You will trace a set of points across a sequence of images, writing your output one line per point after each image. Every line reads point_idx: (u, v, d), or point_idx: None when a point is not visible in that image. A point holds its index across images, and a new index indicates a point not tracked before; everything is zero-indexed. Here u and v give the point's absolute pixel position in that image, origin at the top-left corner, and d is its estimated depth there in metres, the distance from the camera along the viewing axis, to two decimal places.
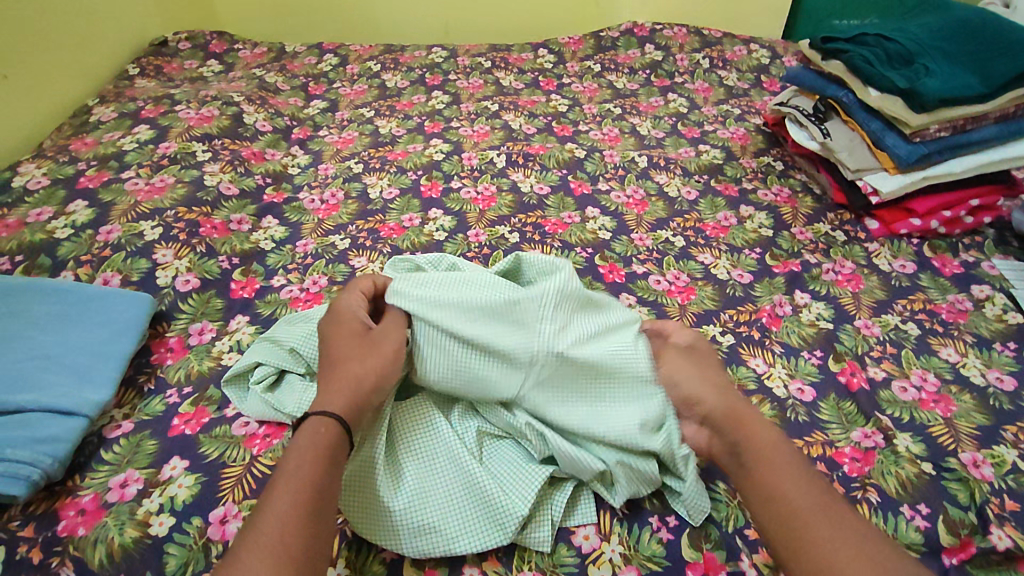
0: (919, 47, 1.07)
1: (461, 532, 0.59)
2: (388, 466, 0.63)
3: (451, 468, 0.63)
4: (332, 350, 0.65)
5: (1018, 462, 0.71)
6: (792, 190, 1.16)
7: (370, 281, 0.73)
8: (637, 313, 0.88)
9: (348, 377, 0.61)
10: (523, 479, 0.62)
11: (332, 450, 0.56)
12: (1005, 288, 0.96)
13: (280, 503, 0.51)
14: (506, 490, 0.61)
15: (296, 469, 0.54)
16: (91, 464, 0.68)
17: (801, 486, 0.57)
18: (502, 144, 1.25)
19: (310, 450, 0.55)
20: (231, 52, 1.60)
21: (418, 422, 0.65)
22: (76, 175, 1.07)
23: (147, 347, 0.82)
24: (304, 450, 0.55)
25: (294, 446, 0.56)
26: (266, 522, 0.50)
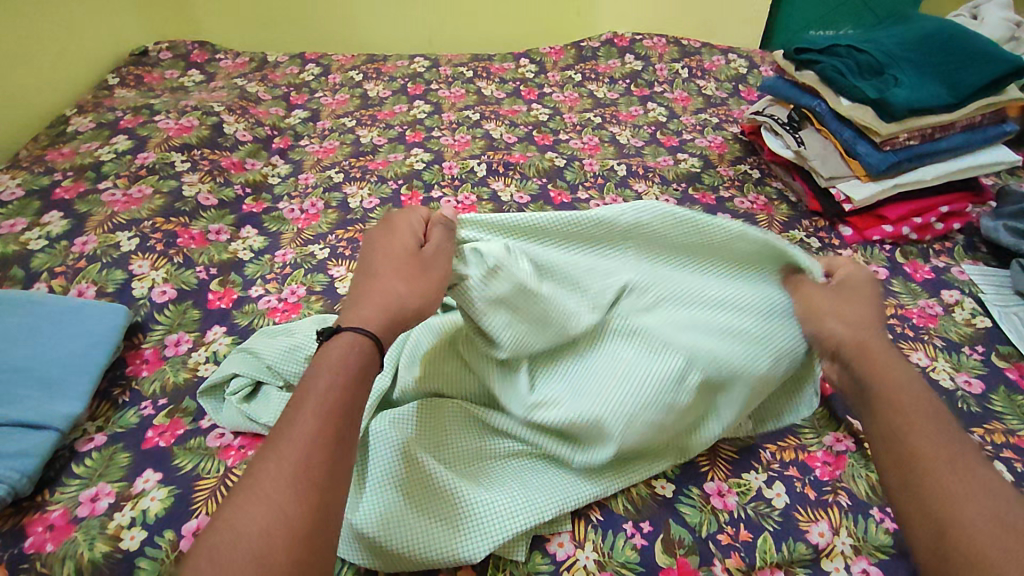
0: (889, 59, 1.10)
1: (445, 547, 0.58)
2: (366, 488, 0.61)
3: (428, 490, 0.60)
4: (381, 263, 0.61)
5: (985, 463, 0.72)
6: (768, 198, 1.18)
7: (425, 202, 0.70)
8: None
9: (390, 295, 0.58)
10: (507, 503, 0.60)
11: (362, 374, 0.52)
12: (974, 293, 0.98)
13: (306, 422, 0.47)
14: (495, 506, 0.60)
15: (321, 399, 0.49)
16: (62, 478, 0.67)
17: (921, 433, 0.53)
18: (482, 154, 1.26)
19: (339, 370, 0.51)
20: (212, 61, 1.59)
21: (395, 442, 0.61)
22: (52, 185, 1.06)
23: (121, 359, 0.81)
24: (330, 368, 0.51)
25: (320, 365, 0.52)
26: (289, 439, 0.46)
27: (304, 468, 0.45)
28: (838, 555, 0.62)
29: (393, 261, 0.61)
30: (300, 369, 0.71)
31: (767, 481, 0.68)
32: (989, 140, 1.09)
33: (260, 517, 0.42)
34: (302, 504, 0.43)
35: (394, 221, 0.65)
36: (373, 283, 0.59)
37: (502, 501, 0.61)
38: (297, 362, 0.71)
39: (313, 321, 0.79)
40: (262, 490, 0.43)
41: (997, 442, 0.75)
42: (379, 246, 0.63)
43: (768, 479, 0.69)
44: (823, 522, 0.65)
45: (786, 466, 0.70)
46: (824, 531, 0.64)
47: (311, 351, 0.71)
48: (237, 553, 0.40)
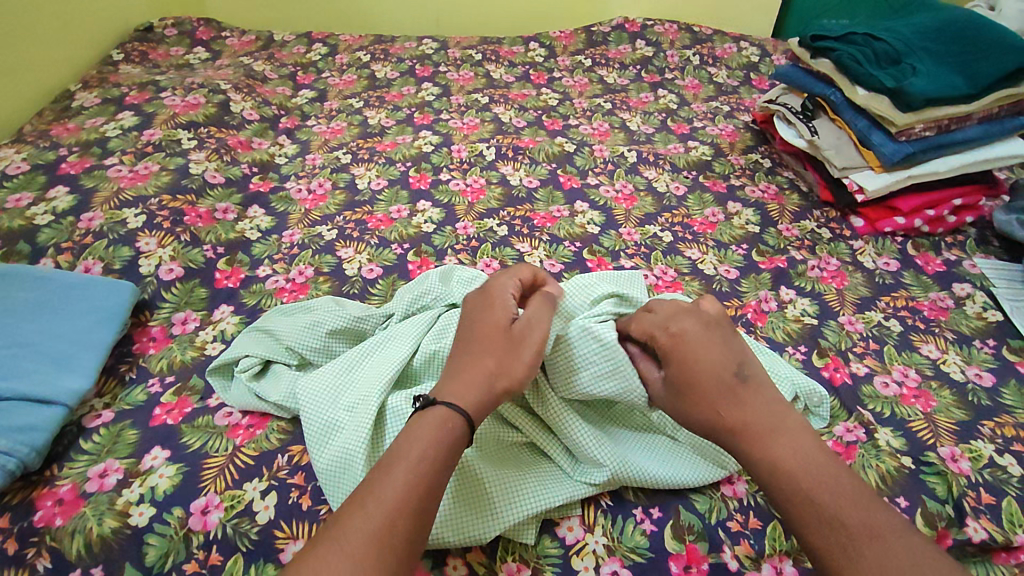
0: (907, 47, 1.08)
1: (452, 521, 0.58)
2: None
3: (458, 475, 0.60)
4: (480, 332, 0.61)
5: (995, 457, 0.72)
6: (779, 188, 1.17)
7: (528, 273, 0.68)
8: None
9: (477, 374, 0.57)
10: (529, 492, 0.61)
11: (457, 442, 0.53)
12: (985, 286, 0.98)
13: (398, 478, 0.49)
14: (510, 490, 0.60)
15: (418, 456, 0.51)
16: (69, 453, 0.67)
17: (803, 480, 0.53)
18: (491, 137, 1.25)
19: (435, 435, 0.53)
20: (218, 39, 1.57)
21: None
22: (58, 160, 1.05)
23: (128, 336, 0.81)
24: (423, 426, 0.53)
25: (418, 427, 0.53)
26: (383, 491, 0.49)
27: (391, 526, 0.47)
28: None
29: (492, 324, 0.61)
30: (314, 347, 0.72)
31: None
32: (1006, 133, 1.08)
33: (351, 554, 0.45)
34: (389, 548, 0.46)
35: (497, 286, 0.65)
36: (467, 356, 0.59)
37: (515, 487, 0.61)
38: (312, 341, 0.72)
39: (329, 301, 0.79)
40: (355, 530, 0.46)
41: (1008, 436, 0.75)
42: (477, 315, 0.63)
43: None
44: None
45: None
46: None
47: (330, 329, 0.73)
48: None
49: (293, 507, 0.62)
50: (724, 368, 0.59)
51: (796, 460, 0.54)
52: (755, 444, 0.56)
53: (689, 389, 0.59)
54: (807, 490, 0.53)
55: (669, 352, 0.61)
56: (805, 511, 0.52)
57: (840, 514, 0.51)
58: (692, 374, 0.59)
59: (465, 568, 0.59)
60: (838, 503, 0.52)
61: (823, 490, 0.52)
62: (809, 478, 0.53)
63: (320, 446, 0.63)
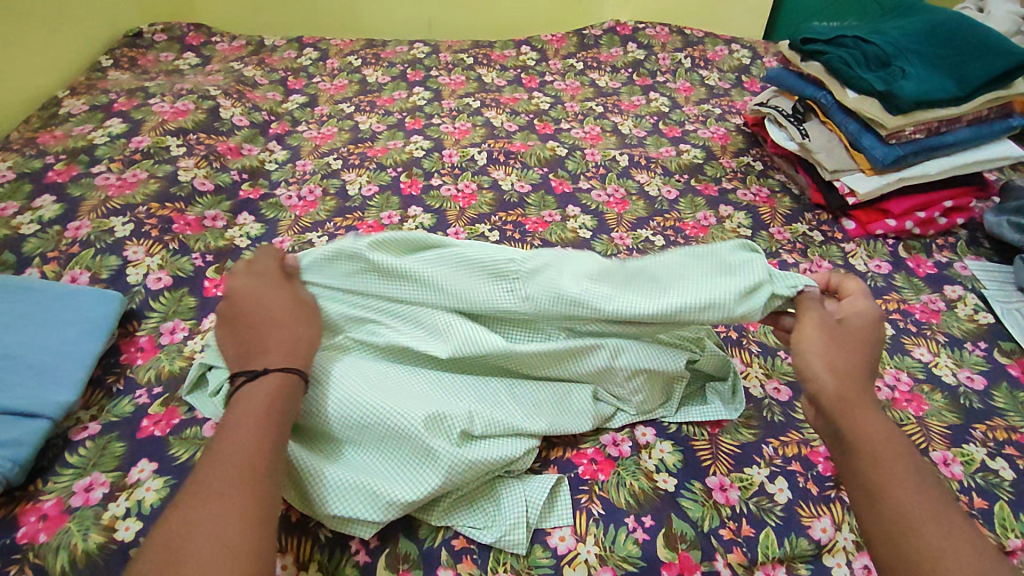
0: (897, 50, 1.08)
1: (364, 501, 0.58)
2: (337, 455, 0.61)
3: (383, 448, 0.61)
4: (271, 305, 0.62)
5: (987, 460, 0.72)
6: (770, 190, 1.17)
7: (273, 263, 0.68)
8: None
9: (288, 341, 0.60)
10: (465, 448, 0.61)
11: (280, 396, 0.55)
12: (976, 288, 0.98)
13: (246, 435, 0.51)
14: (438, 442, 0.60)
15: (240, 417, 0.53)
16: (55, 467, 0.66)
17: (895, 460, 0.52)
18: (483, 142, 1.24)
19: (275, 390, 0.55)
20: (208, 44, 1.56)
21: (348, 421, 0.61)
22: (44, 169, 1.04)
23: (115, 346, 0.80)
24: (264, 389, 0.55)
25: (248, 394, 0.55)
26: (234, 450, 0.50)
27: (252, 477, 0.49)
28: (840, 551, 0.62)
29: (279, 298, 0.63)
30: None
31: (770, 476, 0.68)
32: (995, 135, 1.08)
33: (211, 514, 0.46)
34: (253, 496, 0.48)
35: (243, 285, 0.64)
36: (269, 329, 0.60)
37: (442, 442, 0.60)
38: None
39: None
40: (209, 491, 0.47)
41: (999, 440, 0.75)
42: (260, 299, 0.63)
43: (770, 474, 0.68)
44: (825, 517, 0.64)
45: (789, 461, 0.69)
46: (826, 526, 0.64)
47: None
48: (191, 556, 0.44)
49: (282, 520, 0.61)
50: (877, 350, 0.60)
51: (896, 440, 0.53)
52: (862, 407, 0.55)
53: (850, 344, 0.59)
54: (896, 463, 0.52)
55: (857, 318, 0.61)
56: (883, 469, 0.51)
57: (925, 490, 0.50)
58: (859, 337, 0.59)
59: None
60: (924, 483, 0.51)
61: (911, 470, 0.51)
62: (900, 455, 0.52)
63: None
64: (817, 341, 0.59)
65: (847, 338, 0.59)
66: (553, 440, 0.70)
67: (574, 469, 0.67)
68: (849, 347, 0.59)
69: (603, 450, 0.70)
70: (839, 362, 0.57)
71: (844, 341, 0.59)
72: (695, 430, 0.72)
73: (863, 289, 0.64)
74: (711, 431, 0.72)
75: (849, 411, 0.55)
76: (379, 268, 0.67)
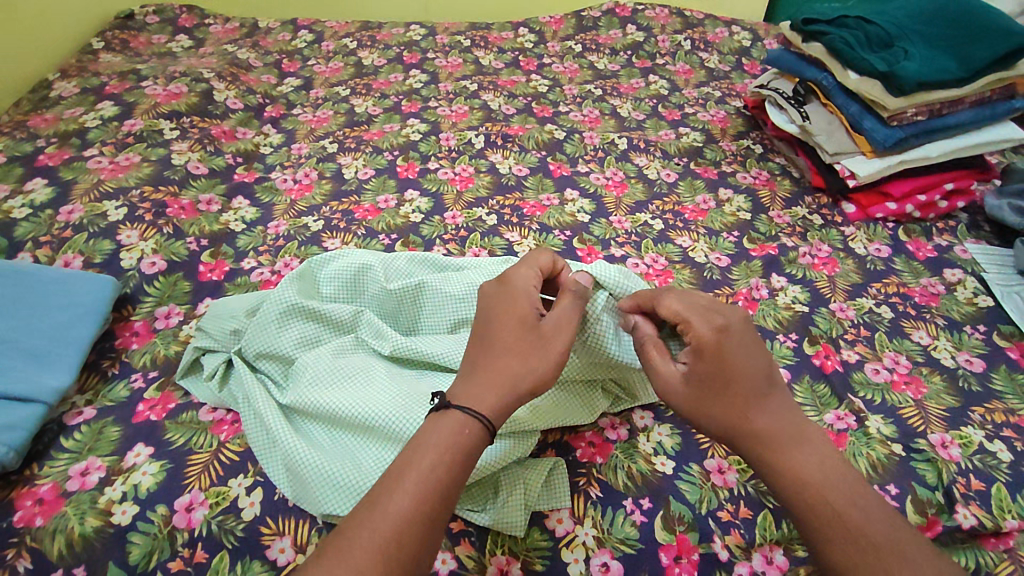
0: (900, 30, 1.07)
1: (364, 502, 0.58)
2: (337, 453, 0.61)
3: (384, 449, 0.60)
4: (497, 322, 0.59)
5: (984, 443, 0.72)
6: (770, 174, 1.16)
7: (547, 261, 0.66)
8: (792, 293, 0.91)
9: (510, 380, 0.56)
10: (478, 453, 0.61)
11: (463, 455, 0.52)
12: (976, 272, 0.97)
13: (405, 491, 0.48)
14: None
15: (425, 463, 0.50)
16: (50, 452, 0.65)
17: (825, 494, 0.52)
18: (480, 125, 1.23)
19: (450, 442, 0.52)
20: (201, 26, 1.54)
21: (353, 420, 0.61)
22: (35, 152, 1.03)
23: (110, 331, 0.79)
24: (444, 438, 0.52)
25: (436, 427, 0.53)
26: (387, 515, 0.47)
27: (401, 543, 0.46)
28: None
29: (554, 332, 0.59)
30: (253, 361, 0.69)
31: None
32: (997, 117, 1.07)
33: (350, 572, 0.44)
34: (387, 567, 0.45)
35: (517, 277, 0.62)
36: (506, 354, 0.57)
37: None
38: (251, 355, 0.69)
39: (257, 298, 0.75)
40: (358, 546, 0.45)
41: (997, 422, 0.75)
42: (497, 309, 0.60)
43: None
44: None
45: None
46: None
47: (259, 339, 0.68)
48: None
49: (279, 503, 0.61)
50: (758, 371, 0.56)
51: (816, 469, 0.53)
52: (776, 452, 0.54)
53: (721, 383, 0.56)
54: (820, 498, 0.52)
55: (702, 345, 0.57)
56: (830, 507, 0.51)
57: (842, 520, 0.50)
58: (719, 372, 0.56)
59: (454, 562, 0.58)
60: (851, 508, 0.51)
61: (838, 501, 0.51)
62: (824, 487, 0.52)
63: (264, 454, 0.63)
64: (682, 399, 0.57)
65: (712, 386, 0.56)
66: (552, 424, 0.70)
67: (573, 453, 0.67)
68: (714, 391, 0.56)
69: (601, 433, 0.69)
70: (723, 419, 0.56)
71: (706, 383, 0.56)
72: None
73: (685, 308, 0.59)
74: None
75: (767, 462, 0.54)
76: (370, 277, 0.73)
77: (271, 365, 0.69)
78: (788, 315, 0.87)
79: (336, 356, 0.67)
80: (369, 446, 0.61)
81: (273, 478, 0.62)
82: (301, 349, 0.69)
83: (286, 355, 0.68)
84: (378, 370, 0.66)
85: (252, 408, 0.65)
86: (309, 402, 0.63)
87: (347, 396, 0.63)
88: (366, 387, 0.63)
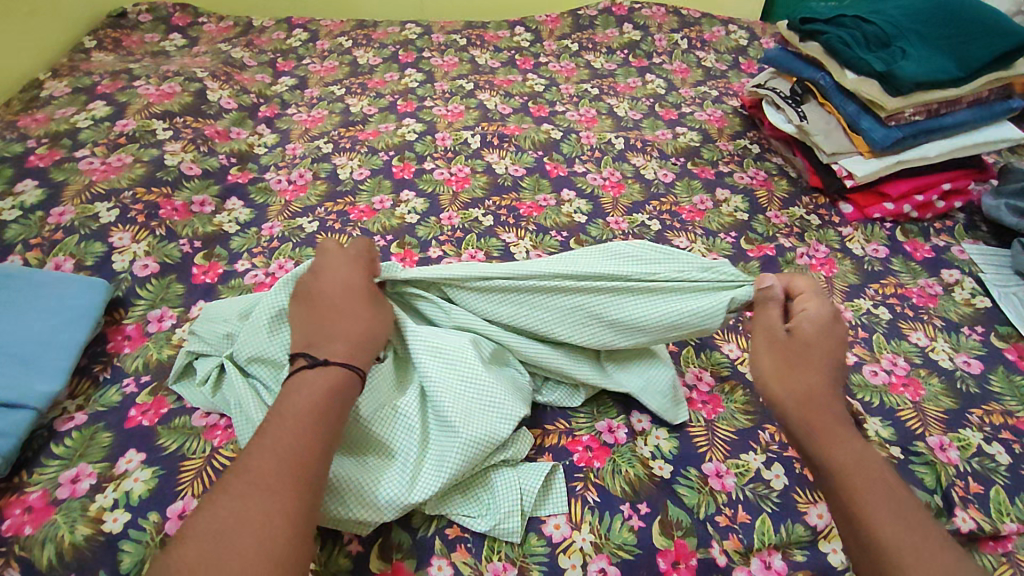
0: (897, 30, 1.06)
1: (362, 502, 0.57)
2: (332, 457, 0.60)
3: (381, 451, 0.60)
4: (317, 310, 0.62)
5: (983, 445, 0.72)
6: (767, 174, 1.15)
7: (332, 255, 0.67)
8: None
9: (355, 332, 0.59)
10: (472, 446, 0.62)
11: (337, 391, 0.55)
12: (973, 273, 0.97)
13: (285, 435, 0.50)
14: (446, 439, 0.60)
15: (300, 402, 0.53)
16: (40, 458, 0.65)
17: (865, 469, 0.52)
18: (476, 125, 1.22)
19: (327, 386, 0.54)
20: (195, 25, 1.52)
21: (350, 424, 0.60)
22: (26, 153, 1.02)
23: (102, 335, 0.78)
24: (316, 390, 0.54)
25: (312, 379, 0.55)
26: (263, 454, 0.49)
27: (293, 480, 0.48)
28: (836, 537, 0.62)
29: (349, 283, 0.63)
30: (245, 365, 0.67)
31: (766, 462, 0.67)
32: (995, 117, 1.07)
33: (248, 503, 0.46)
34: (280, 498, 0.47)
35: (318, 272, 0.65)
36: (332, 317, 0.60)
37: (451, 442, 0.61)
38: (242, 360, 0.67)
39: (249, 301, 0.73)
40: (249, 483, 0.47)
41: (996, 424, 0.75)
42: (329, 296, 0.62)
43: (767, 460, 0.67)
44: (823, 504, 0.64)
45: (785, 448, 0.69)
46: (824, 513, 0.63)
47: (251, 345, 0.67)
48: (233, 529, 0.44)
49: None
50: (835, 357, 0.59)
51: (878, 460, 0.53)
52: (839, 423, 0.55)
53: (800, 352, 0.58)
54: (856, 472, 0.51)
55: (812, 319, 0.60)
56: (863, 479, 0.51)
57: (903, 519, 0.49)
58: (814, 345, 0.58)
59: (450, 569, 0.58)
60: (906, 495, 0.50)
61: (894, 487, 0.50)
62: (879, 473, 0.51)
63: None
64: (772, 356, 0.60)
65: (802, 353, 0.59)
66: (549, 428, 0.69)
67: (570, 457, 0.67)
68: (800, 353, 0.58)
69: (598, 438, 0.69)
70: (794, 381, 0.57)
71: (802, 346, 0.59)
72: (691, 417, 0.72)
73: (813, 290, 0.63)
74: (707, 417, 0.72)
75: (833, 433, 0.54)
76: None
77: (263, 370, 0.67)
78: None
79: None
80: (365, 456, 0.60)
81: None
82: (295, 354, 0.67)
83: (279, 361, 0.66)
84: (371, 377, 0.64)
85: (245, 414, 0.64)
86: None
87: None
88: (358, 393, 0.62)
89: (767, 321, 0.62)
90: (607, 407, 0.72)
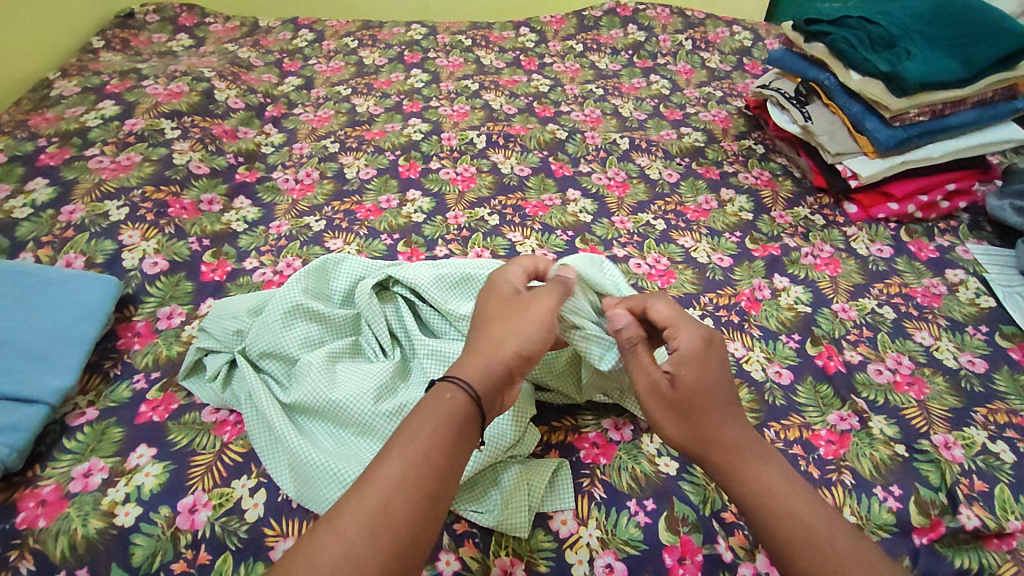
0: (902, 31, 1.06)
1: None
2: (338, 449, 0.62)
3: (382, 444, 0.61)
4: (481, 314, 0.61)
5: (987, 443, 0.72)
6: (772, 174, 1.16)
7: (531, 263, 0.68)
8: (795, 294, 0.91)
9: (497, 342, 0.56)
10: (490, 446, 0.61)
11: (455, 422, 0.51)
12: (978, 272, 0.97)
13: (391, 474, 0.47)
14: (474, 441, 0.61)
15: (417, 430, 0.50)
16: (53, 453, 0.65)
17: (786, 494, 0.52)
18: (482, 125, 1.23)
19: (442, 413, 0.51)
20: (202, 25, 1.53)
21: (355, 416, 0.62)
22: (36, 152, 1.03)
23: (112, 332, 0.79)
24: (432, 411, 0.51)
25: (444, 396, 0.52)
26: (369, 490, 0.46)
27: (386, 529, 0.44)
28: None
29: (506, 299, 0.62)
30: (255, 360, 0.68)
31: None
32: (1000, 117, 1.07)
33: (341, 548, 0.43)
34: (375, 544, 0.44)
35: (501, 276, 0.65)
36: (490, 326, 0.58)
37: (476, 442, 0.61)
38: (253, 355, 0.68)
39: (258, 298, 0.75)
40: (345, 524, 0.44)
41: (1000, 423, 0.75)
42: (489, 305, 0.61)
43: None
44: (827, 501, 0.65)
45: (790, 445, 0.70)
46: None
47: (262, 341, 0.68)
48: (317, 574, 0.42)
49: (282, 504, 0.61)
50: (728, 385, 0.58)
51: (782, 484, 0.53)
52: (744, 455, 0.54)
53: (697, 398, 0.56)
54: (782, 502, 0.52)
55: (687, 356, 0.58)
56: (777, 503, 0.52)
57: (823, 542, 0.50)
58: (702, 386, 0.57)
59: (459, 563, 0.58)
60: (811, 520, 0.51)
61: (796, 515, 0.51)
62: (789, 499, 0.52)
63: (268, 455, 0.63)
64: (664, 406, 0.57)
65: (688, 395, 0.57)
66: (555, 425, 0.70)
67: (576, 454, 0.67)
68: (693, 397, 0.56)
69: (605, 434, 0.69)
70: (698, 432, 0.55)
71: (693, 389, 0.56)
72: None
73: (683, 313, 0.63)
74: None
75: (738, 472, 0.54)
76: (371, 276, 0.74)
77: (273, 364, 0.68)
78: (791, 316, 0.87)
79: (338, 356, 0.68)
80: (375, 447, 0.61)
81: (277, 480, 0.62)
82: (305, 349, 0.68)
83: (290, 355, 0.68)
84: (379, 368, 0.66)
85: (255, 407, 0.65)
86: (314, 402, 0.63)
87: (350, 394, 0.62)
88: (367, 384, 0.63)
89: (643, 366, 0.59)
90: (613, 404, 0.72)
